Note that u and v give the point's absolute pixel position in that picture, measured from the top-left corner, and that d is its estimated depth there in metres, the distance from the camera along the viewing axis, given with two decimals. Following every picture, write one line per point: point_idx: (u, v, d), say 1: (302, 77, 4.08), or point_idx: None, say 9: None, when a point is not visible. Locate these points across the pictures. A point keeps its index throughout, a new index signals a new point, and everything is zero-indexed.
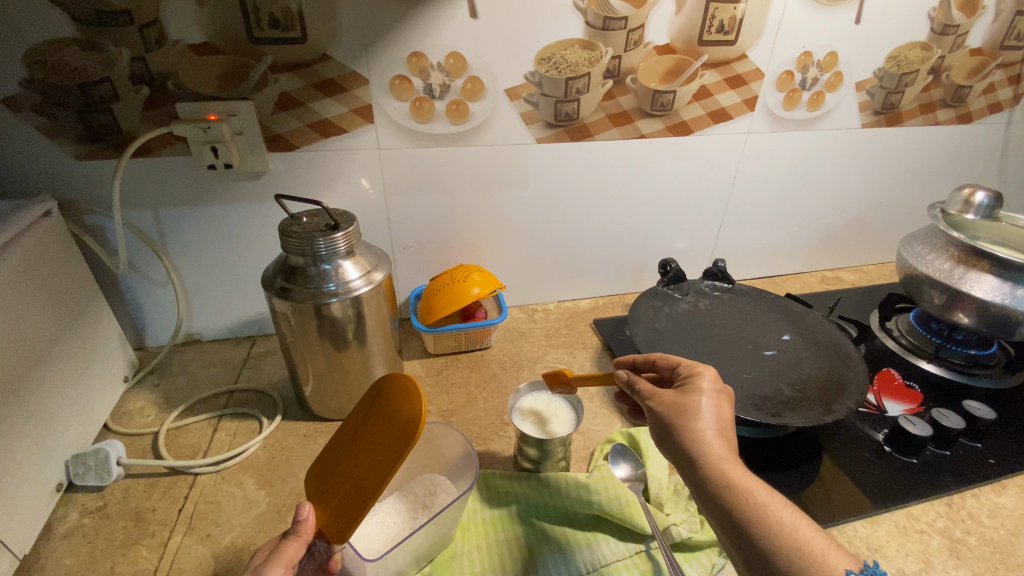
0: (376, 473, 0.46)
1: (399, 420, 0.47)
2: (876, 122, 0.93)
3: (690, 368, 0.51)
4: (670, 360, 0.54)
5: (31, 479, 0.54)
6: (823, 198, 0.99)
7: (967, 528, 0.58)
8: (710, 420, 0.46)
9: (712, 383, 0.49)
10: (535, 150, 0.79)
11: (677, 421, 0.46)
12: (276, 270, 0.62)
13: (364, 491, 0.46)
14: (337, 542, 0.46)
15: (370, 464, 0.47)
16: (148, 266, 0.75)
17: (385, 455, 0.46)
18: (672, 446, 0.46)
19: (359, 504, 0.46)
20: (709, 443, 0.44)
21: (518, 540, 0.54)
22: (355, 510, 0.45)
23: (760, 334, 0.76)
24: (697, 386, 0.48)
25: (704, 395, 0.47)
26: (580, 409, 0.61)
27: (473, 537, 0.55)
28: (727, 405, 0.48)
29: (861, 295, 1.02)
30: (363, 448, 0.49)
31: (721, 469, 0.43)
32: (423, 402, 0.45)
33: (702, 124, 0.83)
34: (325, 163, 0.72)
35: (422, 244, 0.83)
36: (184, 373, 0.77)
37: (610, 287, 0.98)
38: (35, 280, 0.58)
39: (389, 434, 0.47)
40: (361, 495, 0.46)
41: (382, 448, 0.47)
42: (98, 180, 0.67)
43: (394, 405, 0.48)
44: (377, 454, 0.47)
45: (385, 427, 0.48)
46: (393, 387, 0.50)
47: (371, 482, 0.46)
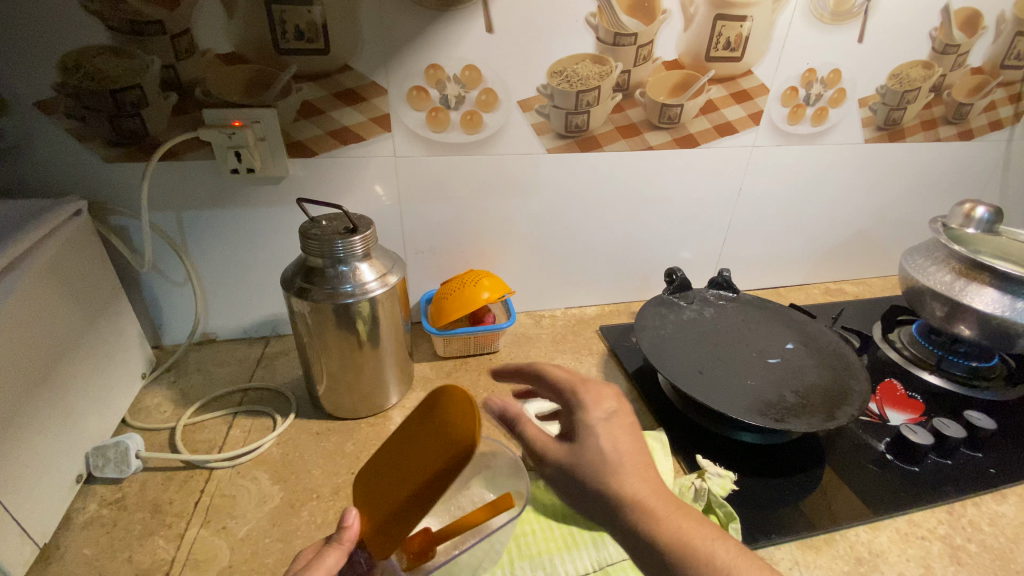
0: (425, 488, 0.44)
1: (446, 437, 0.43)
2: (879, 138, 0.95)
3: (576, 394, 0.45)
4: (550, 376, 0.46)
5: (53, 470, 0.56)
6: (827, 211, 1.01)
7: (967, 536, 0.59)
8: (619, 464, 0.41)
9: (605, 407, 0.44)
10: (546, 159, 0.81)
11: (591, 478, 0.41)
12: (295, 271, 0.64)
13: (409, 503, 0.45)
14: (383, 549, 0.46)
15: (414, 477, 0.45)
16: (169, 266, 0.77)
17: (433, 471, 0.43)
18: (588, 500, 0.41)
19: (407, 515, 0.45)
20: (634, 493, 0.40)
21: (528, 537, 0.56)
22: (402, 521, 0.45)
23: (764, 342, 0.78)
24: (590, 428, 0.42)
25: (597, 434, 0.42)
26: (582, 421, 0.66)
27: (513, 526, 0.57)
28: (624, 428, 0.43)
29: (864, 307, 1.03)
30: (408, 461, 0.46)
31: (650, 522, 0.39)
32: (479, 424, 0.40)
33: (708, 137, 0.85)
34: (343, 170, 0.75)
35: (434, 249, 0.85)
36: (200, 371, 0.79)
37: (617, 294, 1.00)
38: (63, 276, 0.61)
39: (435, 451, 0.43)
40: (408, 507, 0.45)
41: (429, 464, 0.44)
42: (125, 182, 0.69)
43: (442, 422, 0.44)
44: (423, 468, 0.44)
45: (435, 445, 0.44)
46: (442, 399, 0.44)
47: (418, 499, 0.44)
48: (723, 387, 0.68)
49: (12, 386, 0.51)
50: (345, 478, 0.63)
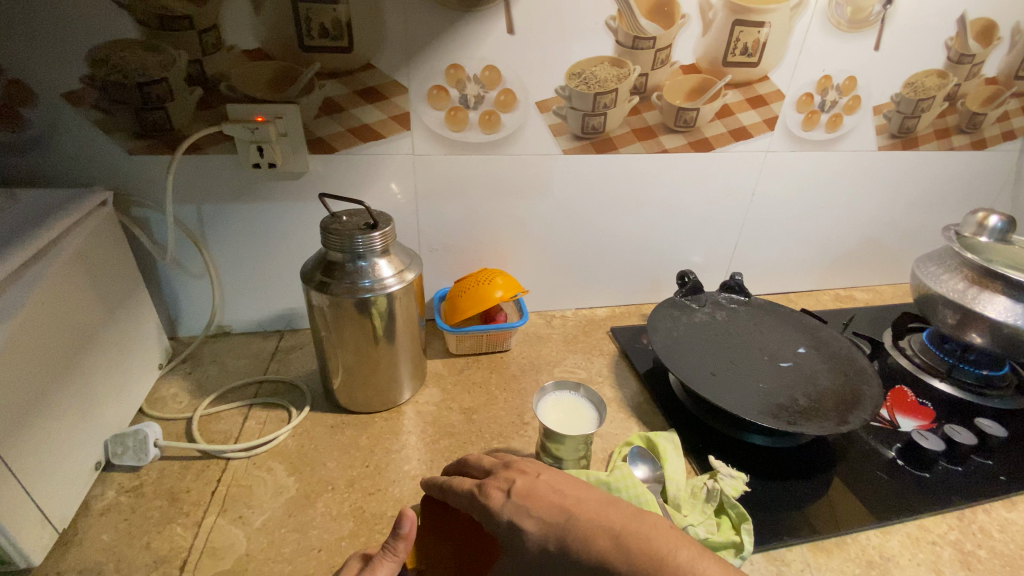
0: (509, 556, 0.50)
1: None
2: (893, 145, 0.95)
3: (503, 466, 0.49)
4: (473, 461, 0.51)
5: (73, 456, 0.57)
6: (839, 218, 1.01)
7: (978, 542, 0.59)
8: (571, 499, 0.44)
9: (503, 485, 0.46)
10: (562, 160, 0.82)
11: (556, 521, 0.42)
12: (315, 265, 0.64)
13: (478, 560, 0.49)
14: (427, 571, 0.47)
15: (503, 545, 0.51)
16: (188, 259, 0.78)
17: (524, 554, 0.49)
18: (561, 535, 0.42)
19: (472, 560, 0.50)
20: (593, 517, 0.42)
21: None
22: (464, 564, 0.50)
23: (776, 346, 0.78)
24: (531, 481, 0.46)
25: (538, 484, 0.45)
26: (595, 421, 0.59)
27: None
28: (560, 475, 0.47)
29: (874, 314, 1.03)
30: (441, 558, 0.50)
31: (621, 532, 0.41)
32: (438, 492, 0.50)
33: (723, 142, 0.85)
34: (362, 166, 0.75)
35: (448, 247, 0.86)
36: (216, 363, 0.80)
37: (628, 296, 1.00)
38: (88, 266, 0.62)
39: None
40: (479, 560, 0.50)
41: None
42: (148, 174, 0.70)
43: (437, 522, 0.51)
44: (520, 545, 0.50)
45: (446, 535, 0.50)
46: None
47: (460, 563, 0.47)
48: (735, 389, 0.69)
49: (37, 373, 0.52)
50: (359, 471, 0.64)
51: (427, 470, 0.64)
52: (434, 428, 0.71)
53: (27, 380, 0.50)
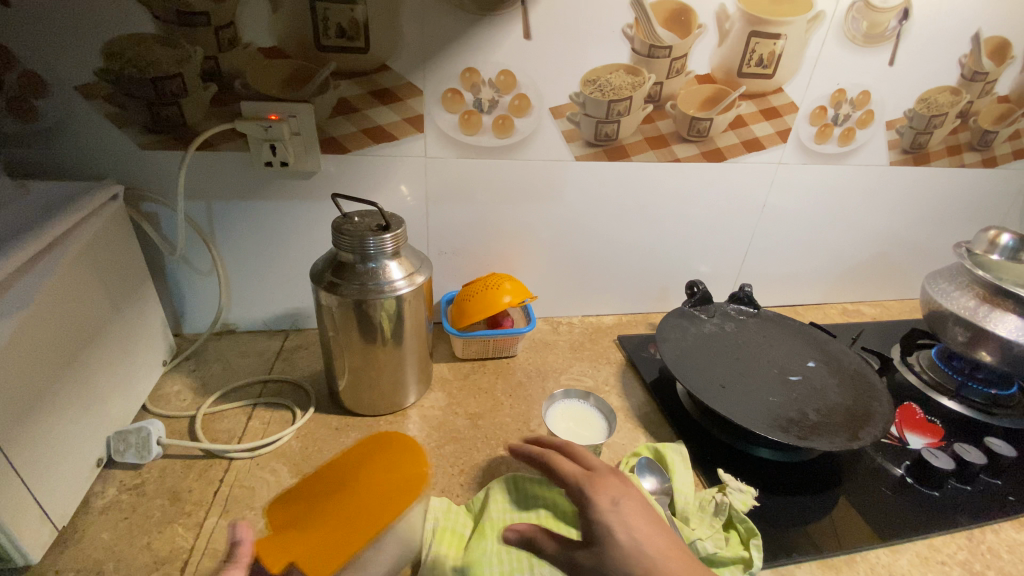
0: (382, 505, 0.52)
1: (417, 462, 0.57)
2: (904, 160, 0.95)
3: (617, 474, 0.47)
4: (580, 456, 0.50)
5: (76, 452, 0.56)
6: (848, 232, 1.01)
7: (986, 562, 0.59)
8: (665, 536, 0.42)
9: (614, 492, 0.45)
10: (573, 166, 0.81)
11: (648, 546, 0.41)
12: (325, 265, 0.64)
13: (360, 533, 0.49)
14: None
15: (359, 494, 0.53)
16: (195, 255, 0.77)
17: (391, 496, 0.53)
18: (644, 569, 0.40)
19: (336, 537, 0.49)
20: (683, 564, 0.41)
21: (485, 555, 0.50)
22: (339, 542, 0.49)
23: (785, 359, 0.77)
24: (636, 501, 0.44)
25: (640, 506, 0.44)
26: (606, 434, 0.58)
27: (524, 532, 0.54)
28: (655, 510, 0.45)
29: (882, 329, 1.03)
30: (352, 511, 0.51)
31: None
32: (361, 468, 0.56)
33: (735, 152, 0.85)
34: (374, 167, 0.75)
35: (457, 251, 0.86)
36: (220, 362, 0.79)
37: (635, 305, 1.00)
38: (96, 261, 0.61)
39: (395, 474, 0.55)
40: (349, 524, 0.50)
41: (385, 486, 0.54)
42: (159, 169, 0.70)
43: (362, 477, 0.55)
44: (378, 490, 0.53)
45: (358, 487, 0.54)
46: (410, 448, 0.59)
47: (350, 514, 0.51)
48: (745, 402, 0.68)
49: (43, 367, 0.51)
50: None
51: (431, 475, 0.63)
52: (439, 433, 0.70)
53: (34, 374, 0.50)
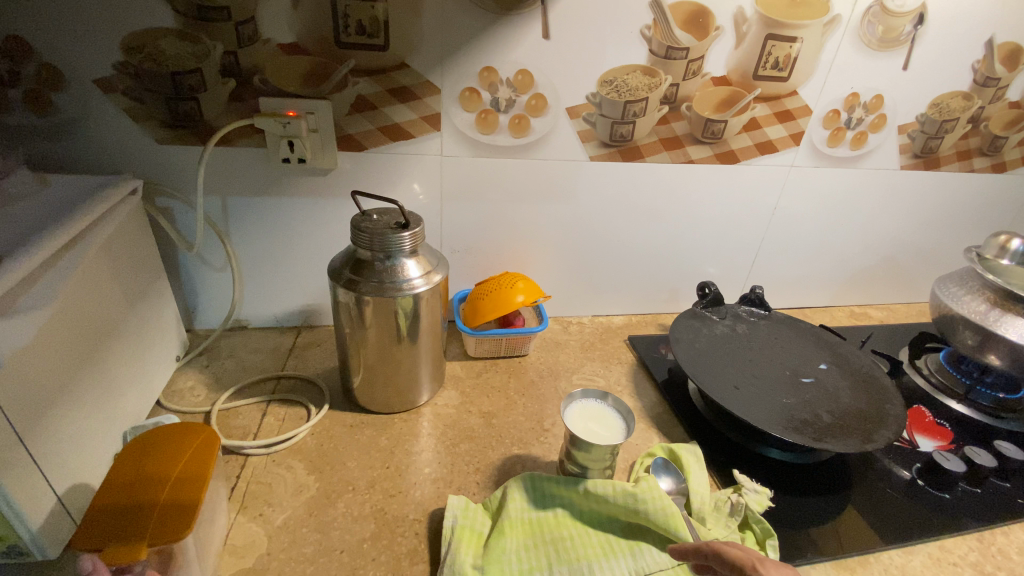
0: (184, 489, 0.47)
1: (203, 433, 0.53)
2: (915, 165, 0.95)
3: None
4: None
5: (94, 447, 0.56)
6: (857, 236, 1.02)
7: (997, 564, 0.59)
8: None
9: None
10: (588, 166, 0.81)
11: None
12: (343, 262, 0.64)
13: (203, 484, 0.48)
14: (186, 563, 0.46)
15: (154, 481, 0.47)
16: (209, 251, 0.77)
17: (194, 478, 0.48)
18: None
19: (191, 496, 0.46)
20: None
21: (506, 553, 0.52)
22: (191, 498, 0.46)
23: (797, 361, 0.78)
24: None
25: None
26: (626, 434, 0.58)
27: (541, 532, 0.55)
28: None
29: (890, 332, 1.03)
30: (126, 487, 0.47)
31: None
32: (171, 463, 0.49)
33: (749, 154, 0.85)
34: (390, 165, 0.75)
35: (470, 250, 0.86)
36: (232, 358, 0.79)
37: (644, 305, 1.00)
38: (115, 255, 0.61)
39: (173, 463, 0.49)
40: (191, 484, 0.47)
41: (172, 475, 0.48)
42: (176, 164, 0.70)
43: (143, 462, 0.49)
44: (165, 479, 0.47)
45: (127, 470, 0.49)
46: (194, 430, 0.54)
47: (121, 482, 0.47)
48: (758, 403, 0.68)
49: (63, 361, 0.51)
50: (379, 472, 0.63)
51: (447, 473, 0.63)
52: (453, 431, 0.70)
53: (55, 367, 0.50)
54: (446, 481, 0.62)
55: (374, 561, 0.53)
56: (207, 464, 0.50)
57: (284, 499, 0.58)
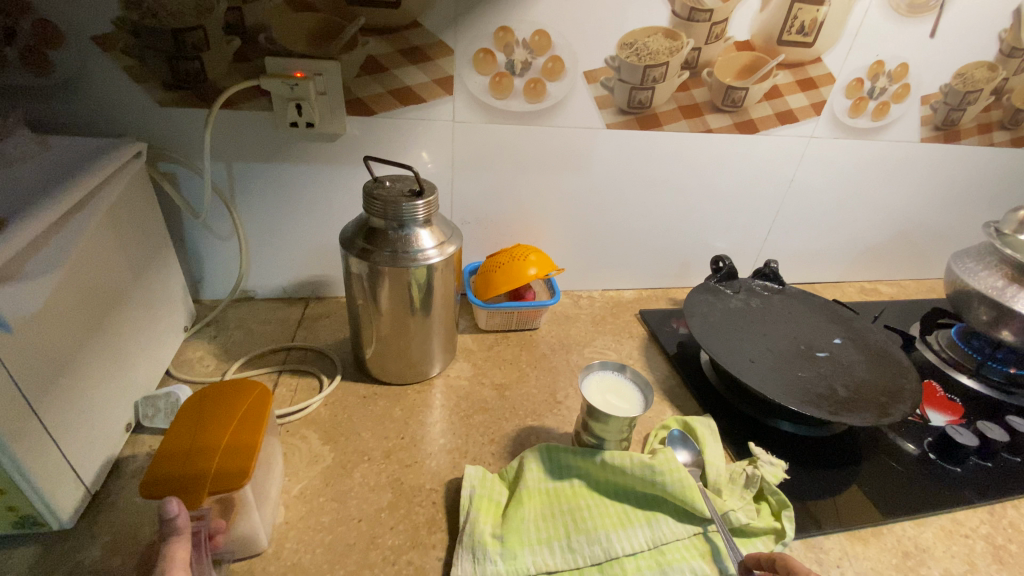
0: (234, 456, 0.45)
1: (256, 392, 0.52)
2: (935, 138, 0.93)
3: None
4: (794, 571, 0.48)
5: (106, 416, 0.55)
6: (871, 211, 1.00)
7: (1008, 536, 0.60)
8: None
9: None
10: (604, 135, 0.79)
11: None
12: (355, 231, 0.62)
13: (254, 454, 0.46)
14: (246, 510, 0.46)
15: (211, 438, 0.46)
16: (215, 219, 0.75)
17: (245, 446, 0.46)
18: None
19: (244, 457, 0.45)
20: None
21: (524, 523, 0.52)
22: (242, 467, 0.44)
23: (811, 336, 0.77)
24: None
25: None
26: (647, 405, 0.57)
27: (556, 502, 0.55)
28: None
29: (901, 308, 1.02)
30: (181, 446, 0.45)
31: None
32: (225, 427, 0.47)
33: (769, 124, 0.83)
34: (400, 131, 0.73)
35: (480, 221, 0.84)
36: (240, 329, 0.78)
37: (655, 280, 0.99)
38: (118, 223, 0.59)
39: (227, 426, 0.47)
40: (244, 445, 0.46)
41: (224, 440, 0.46)
42: (180, 128, 0.67)
43: (198, 422, 0.48)
44: (216, 443, 0.46)
45: (183, 428, 0.47)
46: (246, 391, 0.52)
47: (175, 441, 0.46)
48: (774, 378, 0.68)
49: (72, 329, 0.50)
50: (395, 442, 0.63)
51: (462, 444, 0.63)
52: (466, 403, 0.70)
53: (64, 335, 0.49)
54: (461, 452, 0.62)
55: (393, 530, 0.53)
56: (258, 427, 0.48)
57: (298, 470, 0.58)
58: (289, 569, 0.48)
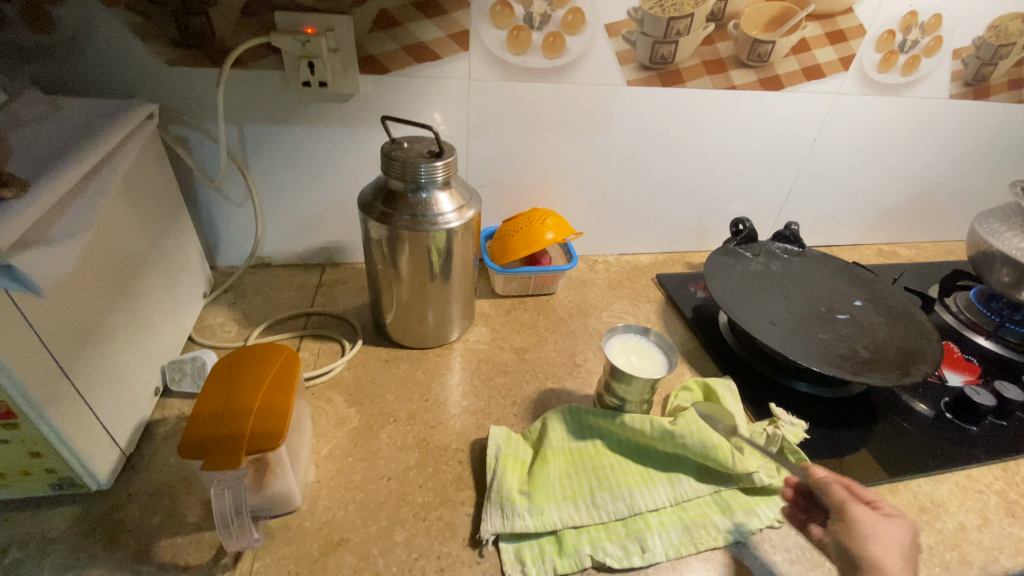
0: (267, 416, 0.46)
1: (283, 356, 0.52)
2: (964, 94, 0.89)
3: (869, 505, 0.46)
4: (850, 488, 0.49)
5: (135, 380, 0.56)
6: (894, 171, 0.98)
7: (1022, 491, 0.61)
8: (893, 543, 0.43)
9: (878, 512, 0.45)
10: (624, 92, 0.76)
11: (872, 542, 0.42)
12: (373, 194, 0.61)
13: (286, 416, 0.46)
14: (280, 470, 0.47)
15: (243, 400, 0.46)
16: (228, 184, 0.74)
17: (277, 408, 0.47)
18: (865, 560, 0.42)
19: (276, 419, 0.46)
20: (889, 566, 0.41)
21: (550, 480, 0.53)
22: (276, 427, 0.45)
23: (831, 298, 0.77)
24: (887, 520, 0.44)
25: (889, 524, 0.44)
26: (672, 367, 0.57)
27: (579, 461, 0.56)
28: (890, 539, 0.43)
29: (919, 270, 1.01)
30: (215, 409, 0.46)
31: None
32: (257, 390, 0.47)
33: (795, 80, 0.80)
34: (415, 90, 0.70)
35: (496, 184, 0.82)
36: (259, 295, 0.78)
37: (672, 243, 0.98)
38: (135, 188, 0.58)
39: (258, 389, 0.48)
40: (276, 407, 0.46)
41: (256, 403, 0.47)
42: (189, 89, 0.65)
43: (229, 387, 0.48)
44: (249, 406, 0.46)
45: (215, 392, 0.47)
46: (274, 356, 0.52)
47: (209, 404, 0.46)
48: (794, 340, 0.68)
49: (97, 294, 0.50)
50: (419, 404, 0.64)
51: (485, 406, 0.64)
52: (487, 366, 0.70)
53: (91, 300, 0.49)
54: (484, 413, 0.63)
55: (422, 487, 0.54)
56: (288, 390, 0.49)
57: (326, 432, 0.59)
58: (324, 525, 0.50)
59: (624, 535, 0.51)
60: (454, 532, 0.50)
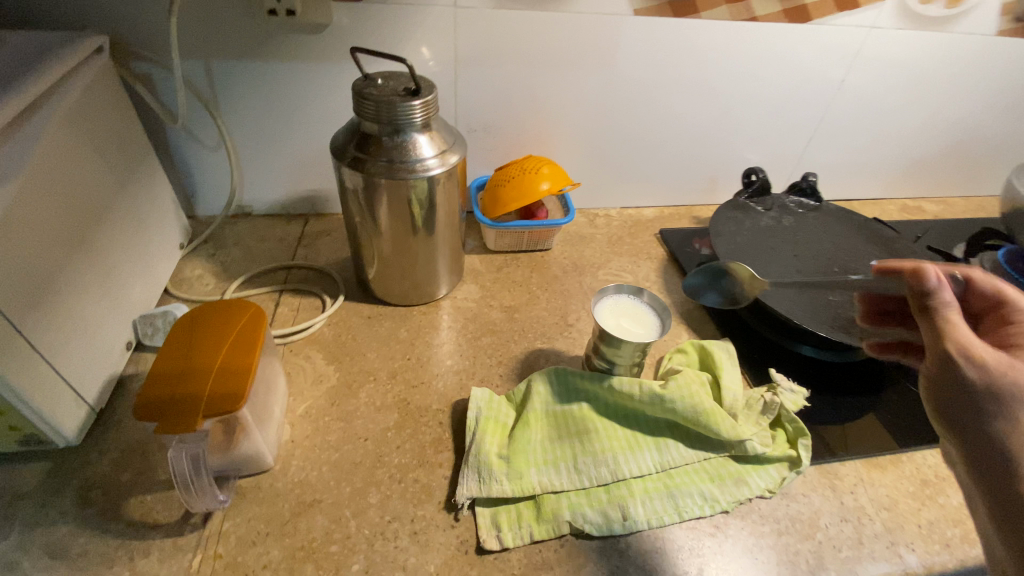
0: (228, 377, 0.43)
1: (249, 313, 0.49)
2: (1018, 29, 0.79)
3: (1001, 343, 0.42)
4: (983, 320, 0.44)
5: (103, 335, 0.54)
6: (927, 117, 0.89)
7: None
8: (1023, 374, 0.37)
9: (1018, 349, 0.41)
10: (630, 24, 0.68)
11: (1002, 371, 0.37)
12: (347, 138, 0.56)
13: (249, 376, 0.44)
14: (247, 431, 0.46)
15: (203, 360, 0.44)
16: (200, 126, 0.69)
17: (238, 368, 0.44)
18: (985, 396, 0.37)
19: (238, 378, 0.43)
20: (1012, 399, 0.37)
21: (530, 444, 0.51)
22: (236, 388, 0.42)
23: (846, 258, 0.71)
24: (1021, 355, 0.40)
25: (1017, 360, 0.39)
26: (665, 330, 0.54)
27: (563, 425, 0.54)
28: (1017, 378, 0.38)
29: (945, 227, 0.94)
30: (173, 369, 0.43)
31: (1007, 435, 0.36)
32: (219, 350, 0.45)
33: (824, 11, 0.71)
34: (396, 21, 0.64)
35: (489, 129, 0.76)
36: (239, 247, 0.74)
37: (679, 196, 0.92)
38: (88, 128, 0.53)
39: (220, 349, 0.45)
40: (238, 366, 0.44)
41: (216, 362, 0.44)
42: (146, 18, 0.59)
43: (189, 346, 0.45)
44: (208, 366, 0.44)
45: (174, 352, 0.45)
46: (239, 313, 0.49)
47: (167, 364, 0.44)
48: (802, 302, 0.63)
49: (50, 243, 0.47)
50: (401, 363, 0.61)
51: (469, 366, 0.61)
52: (474, 325, 0.67)
53: (42, 249, 0.46)
54: (469, 373, 0.61)
55: (400, 448, 0.52)
56: (252, 348, 0.46)
57: (303, 391, 0.57)
58: (297, 485, 0.49)
59: (605, 501, 0.49)
60: (430, 495, 0.49)
